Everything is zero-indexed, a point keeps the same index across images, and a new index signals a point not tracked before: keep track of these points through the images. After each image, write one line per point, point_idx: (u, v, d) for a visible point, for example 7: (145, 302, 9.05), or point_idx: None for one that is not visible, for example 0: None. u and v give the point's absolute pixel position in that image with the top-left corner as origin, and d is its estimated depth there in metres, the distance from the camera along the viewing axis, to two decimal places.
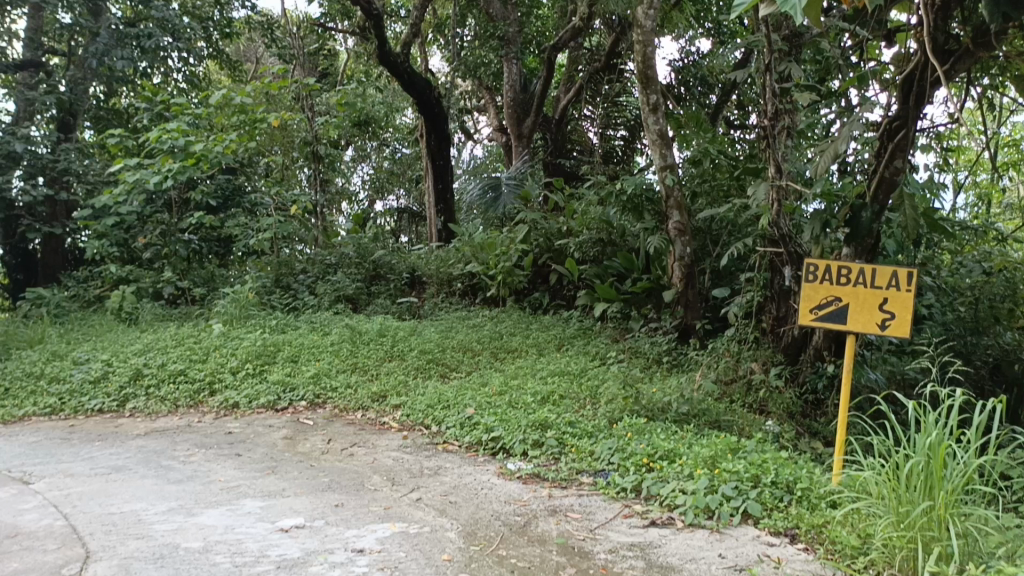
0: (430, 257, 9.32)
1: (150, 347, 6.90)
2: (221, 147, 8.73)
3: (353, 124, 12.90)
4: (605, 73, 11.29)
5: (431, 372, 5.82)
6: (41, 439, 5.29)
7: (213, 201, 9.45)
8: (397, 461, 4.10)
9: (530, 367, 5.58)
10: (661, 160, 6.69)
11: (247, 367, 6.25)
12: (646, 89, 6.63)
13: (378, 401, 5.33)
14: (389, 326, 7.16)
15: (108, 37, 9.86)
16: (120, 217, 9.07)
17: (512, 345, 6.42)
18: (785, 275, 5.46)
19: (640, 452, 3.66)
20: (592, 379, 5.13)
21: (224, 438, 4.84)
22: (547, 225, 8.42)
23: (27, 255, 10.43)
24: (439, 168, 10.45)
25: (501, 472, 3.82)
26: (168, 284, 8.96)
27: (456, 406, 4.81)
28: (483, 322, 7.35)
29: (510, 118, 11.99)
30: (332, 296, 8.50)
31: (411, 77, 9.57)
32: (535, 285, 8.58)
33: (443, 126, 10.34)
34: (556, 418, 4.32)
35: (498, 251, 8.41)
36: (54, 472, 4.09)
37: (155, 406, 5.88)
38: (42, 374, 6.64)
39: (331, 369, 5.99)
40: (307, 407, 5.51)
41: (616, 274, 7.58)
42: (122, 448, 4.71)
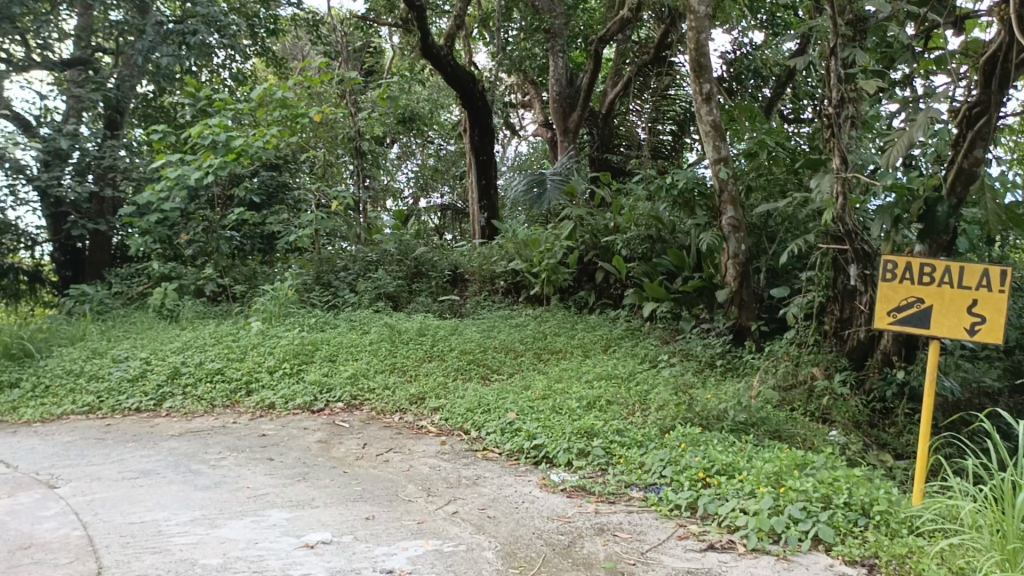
0: (473, 254, 9.11)
1: (189, 345, 6.81)
2: (261, 142, 8.62)
3: (398, 121, 12.76)
4: (654, 66, 11.09)
5: (472, 373, 5.59)
6: (77, 438, 5.21)
7: (256, 198, 9.41)
8: (433, 470, 3.88)
9: (575, 369, 5.31)
10: (715, 153, 6.37)
11: (284, 367, 6.10)
12: (699, 78, 6.30)
13: (416, 403, 5.11)
14: (429, 325, 6.95)
15: (154, 33, 9.87)
16: (163, 214, 9.06)
17: (557, 346, 6.15)
18: (850, 274, 5.10)
19: (695, 465, 3.37)
20: (641, 383, 4.83)
21: (257, 441, 4.67)
22: (592, 222, 8.10)
23: (75, 252, 10.57)
24: (482, 164, 10.22)
25: (544, 484, 3.56)
26: (209, 281, 8.89)
27: (497, 410, 4.56)
28: (527, 321, 7.10)
29: (555, 113, 11.72)
30: (372, 294, 8.33)
31: (454, 70, 9.34)
32: (580, 283, 8.29)
33: (487, 120, 10.10)
34: (603, 426, 4.05)
35: (542, 248, 8.15)
36: (83, 475, 3.96)
37: (191, 406, 5.76)
38: (83, 372, 6.60)
39: (369, 369, 5.80)
40: (344, 408, 5.32)
41: (665, 272, 7.26)
42: (154, 450, 4.58)
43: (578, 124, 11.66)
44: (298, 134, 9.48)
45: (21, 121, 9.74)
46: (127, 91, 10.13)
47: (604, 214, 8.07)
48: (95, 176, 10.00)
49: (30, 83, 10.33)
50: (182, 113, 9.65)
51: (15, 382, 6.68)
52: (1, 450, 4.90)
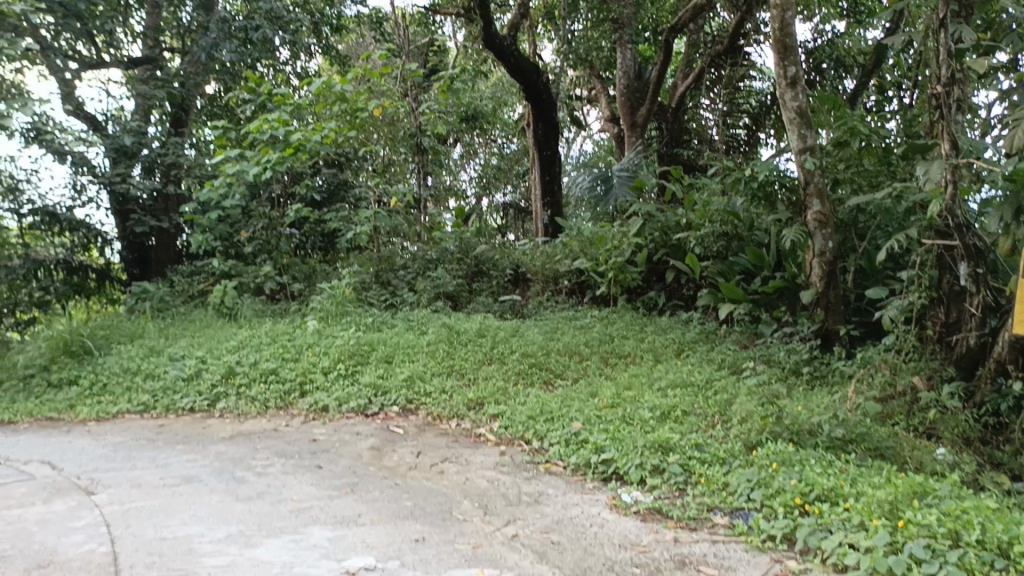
0: (536, 253, 8.74)
1: (245, 344, 6.64)
2: (320, 136, 8.41)
3: (460, 119, 12.50)
4: (727, 58, 10.60)
5: (534, 377, 5.24)
6: (128, 439, 5.06)
7: (317, 196, 9.36)
8: (492, 484, 3.54)
9: (646, 375, 4.90)
10: (800, 142, 5.89)
11: (339, 368, 5.85)
12: (784, 60, 5.83)
13: (474, 409, 4.79)
14: (489, 326, 6.63)
15: (218, 30, 9.80)
16: (224, 211, 8.98)
17: (625, 349, 5.75)
18: (960, 273, 4.59)
19: (790, 490, 2.98)
20: (720, 393, 4.39)
21: (308, 446, 4.41)
22: (663, 218, 7.65)
23: (143, 249, 10.72)
24: (546, 159, 9.86)
25: (614, 504, 3.19)
26: (268, 279, 8.77)
27: (561, 418, 4.20)
28: (593, 323, 6.70)
29: (622, 107, 11.30)
30: (431, 293, 8.08)
31: (518, 61, 9.00)
32: (650, 283, 7.88)
33: (552, 113, 9.72)
34: (680, 440, 3.65)
35: (609, 246, 7.74)
36: (124, 480, 3.75)
37: (244, 406, 5.56)
38: (139, 370, 6.49)
39: (426, 371, 5.50)
40: (399, 413, 5.03)
41: (743, 272, 6.80)
42: (201, 454, 4.35)
43: (647, 119, 11.23)
44: (360, 130, 9.29)
45: (90, 121, 9.83)
46: (192, 89, 10.11)
47: (675, 210, 7.62)
48: (160, 173, 10.02)
49: (102, 82, 10.46)
50: (244, 109, 9.54)
51: (75, 379, 6.65)
52: (50, 450, 4.78)
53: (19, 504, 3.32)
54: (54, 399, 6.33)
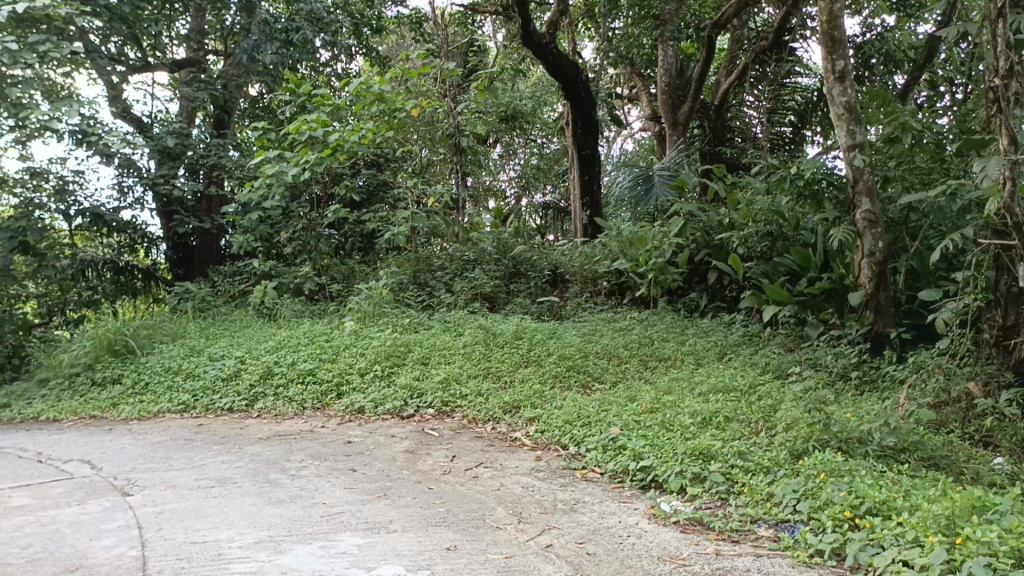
0: (575, 253, 8.63)
1: (283, 345, 6.65)
2: (358, 136, 8.40)
3: (500, 119, 12.43)
4: (772, 54, 10.37)
5: (571, 381, 5.13)
6: (167, 439, 5.08)
7: (356, 196, 9.38)
8: (527, 490, 3.46)
9: (686, 379, 4.77)
10: (848, 139, 5.70)
11: (375, 369, 5.82)
12: (832, 54, 5.64)
13: (510, 413, 4.70)
14: (527, 328, 6.54)
15: (260, 31, 9.87)
16: (264, 212, 9.05)
17: (666, 352, 5.61)
18: (1019, 274, 4.37)
19: (839, 502, 2.84)
20: (764, 399, 4.24)
21: (342, 449, 4.37)
22: (705, 218, 7.49)
23: (187, 249, 10.88)
24: (585, 158, 9.74)
25: (653, 513, 3.08)
26: (307, 280, 8.80)
27: (599, 423, 4.09)
28: (633, 325, 6.57)
29: (663, 105, 11.12)
30: (468, 294, 8.03)
31: (557, 59, 8.89)
32: (691, 285, 7.72)
33: (591, 111, 9.59)
34: (722, 448, 3.52)
35: (649, 246, 7.59)
36: (159, 481, 3.75)
37: (282, 407, 5.56)
38: (179, 370, 6.55)
39: (462, 373, 5.44)
40: (435, 415, 4.97)
41: (788, 273, 6.61)
42: (236, 455, 4.34)
43: (689, 117, 11.05)
44: (398, 130, 9.29)
45: (135, 123, 9.99)
46: (234, 91, 10.20)
47: (717, 210, 7.45)
48: (203, 174, 10.15)
49: (148, 85, 10.63)
50: (283, 110, 9.59)
51: (118, 379, 6.74)
52: (91, 449, 4.82)
53: (55, 504, 3.33)
54: (98, 397, 6.42)
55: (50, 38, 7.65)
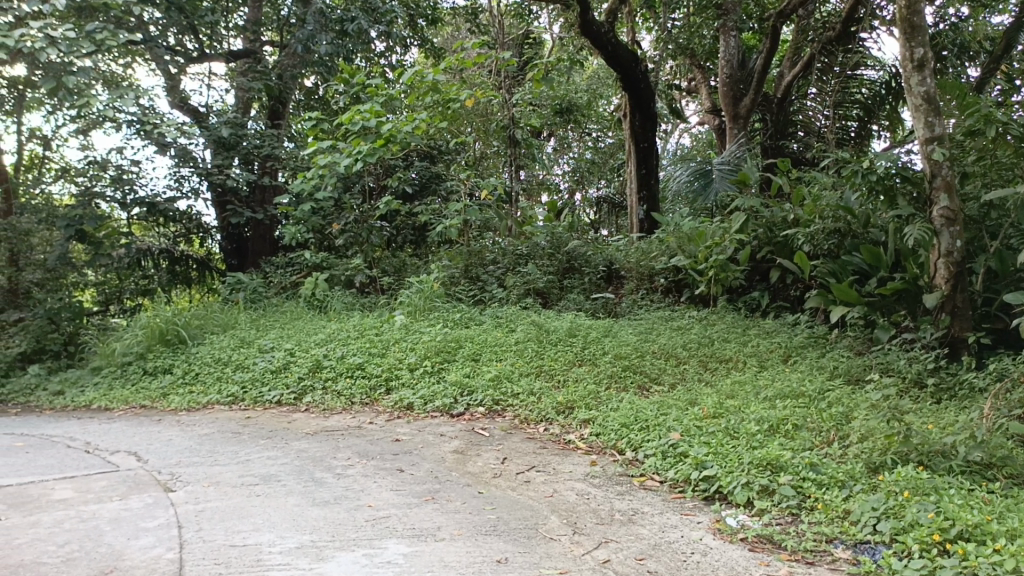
0: (631, 249, 8.39)
1: (332, 338, 6.58)
2: (411, 126, 8.28)
3: (555, 112, 12.23)
4: (839, 45, 9.94)
5: (627, 381, 4.92)
6: (214, 431, 5.04)
7: (409, 189, 9.29)
8: (582, 498, 3.27)
9: (749, 383, 4.53)
10: (925, 131, 5.37)
11: (425, 364, 5.69)
12: (912, 40, 5.31)
13: (564, 414, 4.52)
14: (580, 325, 6.34)
15: (315, 22, 9.83)
16: (317, 203, 9.02)
17: (726, 354, 5.36)
18: None
19: (927, 525, 2.59)
20: (836, 406, 3.98)
21: (391, 447, 4.25)
22: (769, 214, 7.18)
23: (241, 240, 10.95)
24: (643, 151, 9.47)
25: (717, 528, 2.87)
26: (358, 272, 8.76)
27: (657, 428, 3.88)
28: (691, 324, 6.33)
29: (724, 97, 10.78)
30: (520, 289, 7.87)
31: (615, 48, 8.63)
32: (752, 283, 7.42)
33: (650, 103, 9.31)
34: (792, 459, 3.28)
35: (709, 242, 7.31)
36: (203, 476, 3.67)
37: (330, 401, 5.47)
38: (229, 361, 6.53)
39: (514, 371, 5.27)
40: (485, 413, 4.82)
41: (856, 272, 6.28)
42: (283, 451, 4.25)
43: (751, 110, 10.71)
44: (452, 121, 9.17)
45: (192, 114, 10.07)
46: (289, 81, 10.21)
47: (781, 205, 7.14)
48: (257, 165, 10.19)
49: (206, 77, 10.71)
50: (337, 101, 9.54)
51: (169, 368, 6.77)
52: (140, 440, 4.80)
53: (97, 499, 3.27)
54: (149, 387, 6.46)
55: (108, 27, 7.72)
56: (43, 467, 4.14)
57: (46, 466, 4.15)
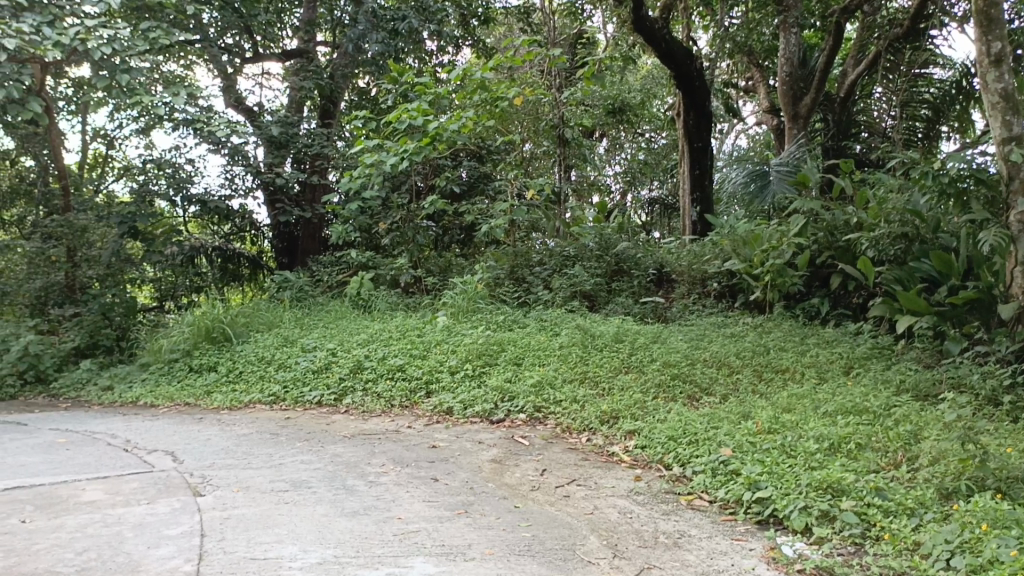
0: (683, 252, 8.11)
1: (374, 338, 6.48)
2: (459, 125, 8.12)
3: (607, 112, 11.99)
4: (907, 41, 9.52)
5: (676, 391, 4.69)
6: (253, 431, 4.96)
7: (456, 188, 9.17)
8: (625, 517, 3.07)
9: (807, 397, 4.25)
10: (1003, 130, 4.99)
11: (467, 368, 5.53)
12: (988, 34, 4.95)
13: (608, 423, 4.31)
14: (628, 331, 6.10)
15: (366, 21, 9.77)
16: (364, 202, 8.97)
17: (782, 364, 5.08)
18: None
19: (1010, 564, 2.32)
20: (902, 424, 3.69)
21: (427, 454, 4.09)
22: (830, 217, 6.84)
23: (291, 237, 10.96)
24: (697, 151, 9.16)
25: (771, 557, 2.63)
26: (404, 272, 8.68)
27: (707, 443, 3.65)
28: (745, 331, 6.04)
29: (783, 97, 10.41)
30: (567, 291, 7.67)
31: (669, 45, 8.36)
32: (811, 289, 7.08)
33: (705, 101, 9.01)
34: (855, 482, 3.02)
35: (765, 246, 7.01)
36: (234, 480, 3.57)
37: (370, 403, 5.35)
38: (272, 360, 6.48)
39: (557, 377, 5.08)
40: (526, 421, 4.64)
41: (924, 280, 5.91)
42: (316, 455, 4.14)
43: (811, 110, 10.30)
44: (501, 120, 9.03)
45: (246, 113, 10.13)
46: (340, 81, 10.19)
47: (843, 208, 6.80)
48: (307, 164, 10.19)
49: (259, 76, 10.76)
50: (386, 100, 9.46)
51: (214, 366, 6.75)
52: (177, 439, 4.75)
53: (124, 502, 3.18)
54: (193, 384, 6.45)
55: (163, 25, 7.73)
56: (79, 465, 4.09)
57: (82, 465, 4.11)
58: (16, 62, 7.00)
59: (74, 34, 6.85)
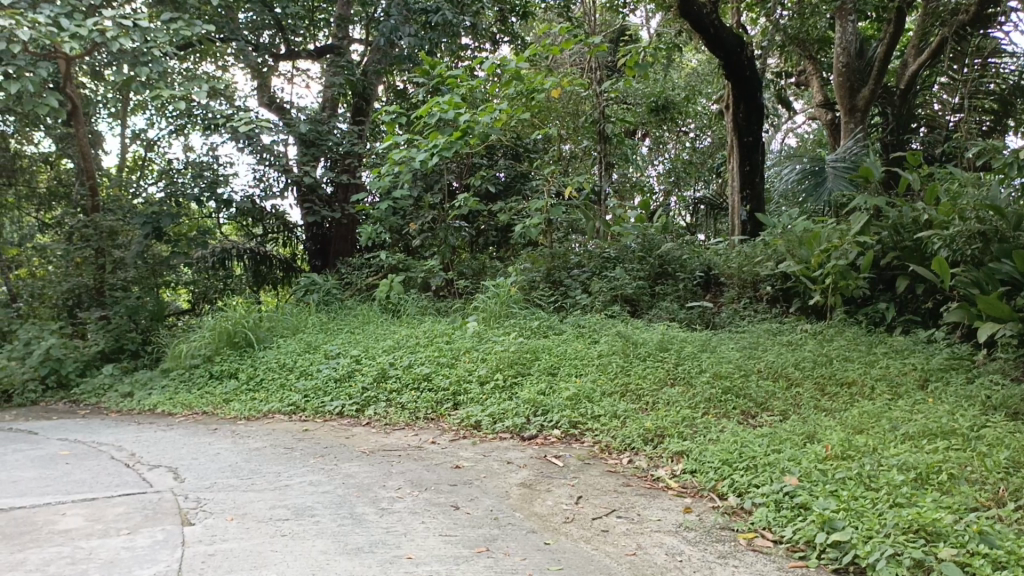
0: (732, 252, 7.57)
1: (400, 345, 6.09)
2: (492, 118, 7.67)
3: (649, 110, 11.58)
4: (972, 29, 8.85)
5: (728, 405, 4.21)
6: (266, 445, 4.59)
7: (492, 187, 8.78)
8: (673, 560, 2.60)
9: (881, 415, 3.74)
10: None
11: (497, 378, 5.09)
12: None
13: (652, 443, 3.83)
14: (674, 338, 5.61)
15: (398, 13, 9.39)
16: (394, 202, 8.61)
17: (848, 375, 4.56)
18: None
19: None
20: (1000, 449, 3.16)
21: (450, 475, 3.66)
22: (896, 214, 6.26)
23: (323, 239, 10.65)
24: (747, 146, 8.60)
25: None
26: (435, 274, 8.32)
27: (768, 469, 3.16)
28: (804, 339, 5.51)
29: (840, 90, 9.88)
30: (607, 296, 7.20)
31: (718, 31, 7.81)
32: (874, 293, 6.51)
33: (756, 93, 8.44)
34: (952, 525, 2.51)
35: (825, 246, 6.45)
36: (231, 505, 3.18)
37: (393, 415, 4.96)
38: (294, 367, 6.13)
39: (596, 390, 4.61)
40: (561, 438, 4.19)
41: (1006, 283, 5.33)
42: (328, 475, 3.74)
43: (869, 103, 9.81)
44: (537, 114, 8.60)
45: (278, 112, 9.90)
46: (372, 77, 9.88)
47: (912, 205, 6.23)
48: (336, 164, 9.88)
49: (292, 76, 10.50)
50: (418, 95, 9.09)
51: (234, 373, 6.45)
52: (185, 455, 4.40)
53: (102, 532, 2.83)
54: (213, 392, 6.14)
55: (187, 16, 7.51)
56: (73, 484, 3.77)
57: (77, 483, 3.78)
58: (35, 55, 6.82)
59: (92, 24, 6.66)
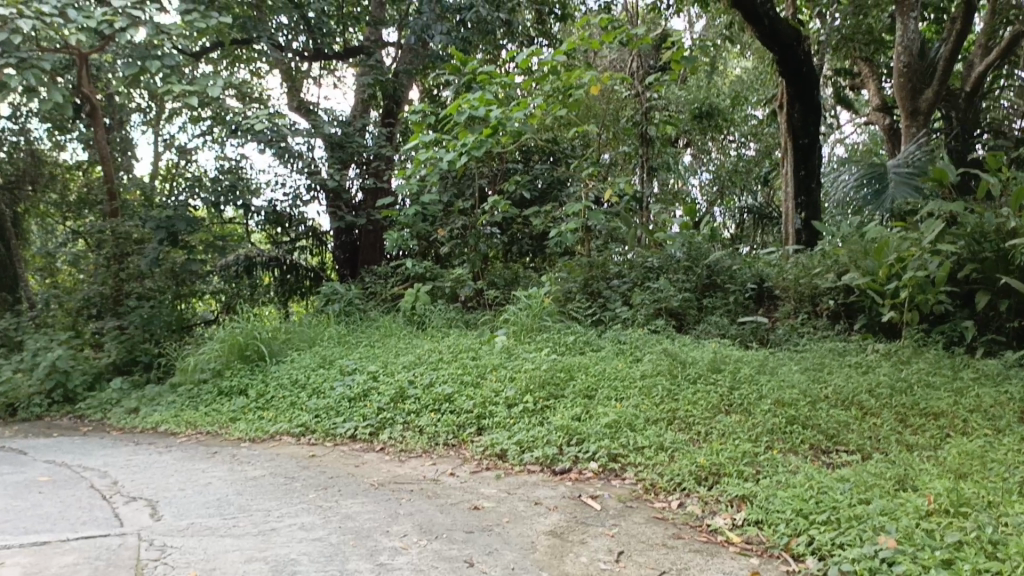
0: (787, 263, 6.92)
1: (422, 361, 5.55)
2: (525, 115, 7.12)
3: (693, 116, 10.98)
4: None
5: (795, 439, 3.59)
6: (265, 474, 4.08)
7: (525, 193, 8.25)
8: None
9: (986, 457, 3.10)
10: None
11: (526, 401, 4.52)
12: None
13: (708, 484, 3.23)
14: (727, 358, 4.98)
15: (430, 10, 8.91)
16: (423, 208, 8.12)
17: (934, 405, 3.90)
18: None
19: None
20: None
21: (467, 519, 3.10)
22: (977, 220, 5.59)
23: (351, 250, 10.21)
24: (802, 149, 7.94)
25: None
26: (464, 284, 7.81)
27: (857, 526, 2.54)
28: (876, 360, 4.86)
29: (901, 91, 9.16)
30: (649, 309, 6.61)
31: (774, 24, 7.20)
32: (951, 308, 5.82)
33: (813, 91, 7.79)
34: None
35: (895, 256, 5.78)
36: (199, 557, 2.66)
37: (410, 441, 4.41)
38: (308, 384, 5.62)
39: (638, 418, 4.01)
40: (598, 473, 3.60)
41: None
42: (324, 516, 3.20)
43: (933, 105, 9.07)
44: (575, 112, 8.06)
45: (306, 116, 9.49)
46: (404, 78, 9.45)
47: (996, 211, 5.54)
48: (363, 168, 9.43)
49: (321, 78, 10.10)
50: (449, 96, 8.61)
51: (245, 389, 5.97)
52: (172, 484, 3.90)
53: None
54: (220, 409, 5.67)
55: (203, 8, 7.13)
56: (34, 520, 3.28)
57: (39, 519, 3.29)
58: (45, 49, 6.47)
59: (102, 16, 6.28)
